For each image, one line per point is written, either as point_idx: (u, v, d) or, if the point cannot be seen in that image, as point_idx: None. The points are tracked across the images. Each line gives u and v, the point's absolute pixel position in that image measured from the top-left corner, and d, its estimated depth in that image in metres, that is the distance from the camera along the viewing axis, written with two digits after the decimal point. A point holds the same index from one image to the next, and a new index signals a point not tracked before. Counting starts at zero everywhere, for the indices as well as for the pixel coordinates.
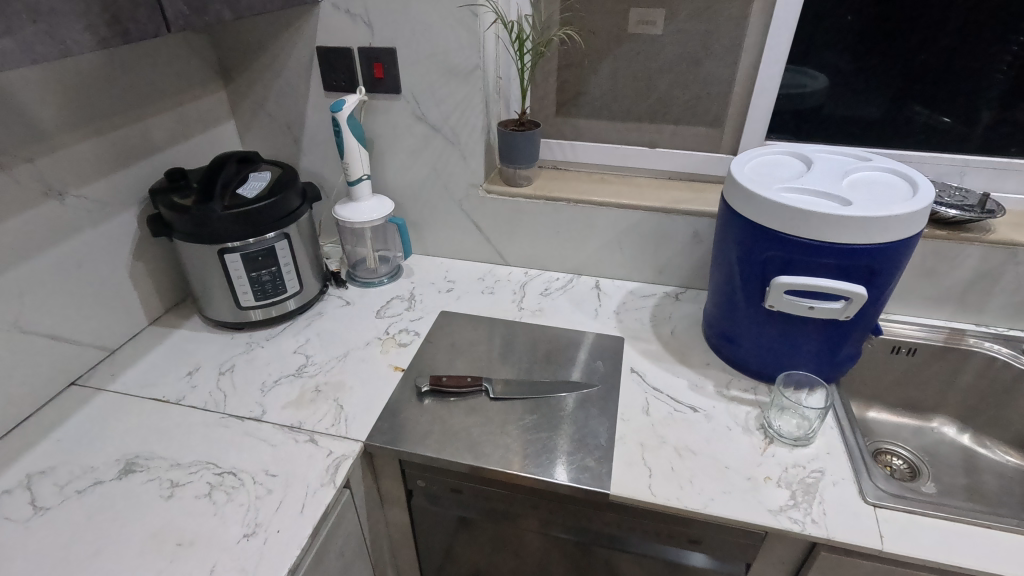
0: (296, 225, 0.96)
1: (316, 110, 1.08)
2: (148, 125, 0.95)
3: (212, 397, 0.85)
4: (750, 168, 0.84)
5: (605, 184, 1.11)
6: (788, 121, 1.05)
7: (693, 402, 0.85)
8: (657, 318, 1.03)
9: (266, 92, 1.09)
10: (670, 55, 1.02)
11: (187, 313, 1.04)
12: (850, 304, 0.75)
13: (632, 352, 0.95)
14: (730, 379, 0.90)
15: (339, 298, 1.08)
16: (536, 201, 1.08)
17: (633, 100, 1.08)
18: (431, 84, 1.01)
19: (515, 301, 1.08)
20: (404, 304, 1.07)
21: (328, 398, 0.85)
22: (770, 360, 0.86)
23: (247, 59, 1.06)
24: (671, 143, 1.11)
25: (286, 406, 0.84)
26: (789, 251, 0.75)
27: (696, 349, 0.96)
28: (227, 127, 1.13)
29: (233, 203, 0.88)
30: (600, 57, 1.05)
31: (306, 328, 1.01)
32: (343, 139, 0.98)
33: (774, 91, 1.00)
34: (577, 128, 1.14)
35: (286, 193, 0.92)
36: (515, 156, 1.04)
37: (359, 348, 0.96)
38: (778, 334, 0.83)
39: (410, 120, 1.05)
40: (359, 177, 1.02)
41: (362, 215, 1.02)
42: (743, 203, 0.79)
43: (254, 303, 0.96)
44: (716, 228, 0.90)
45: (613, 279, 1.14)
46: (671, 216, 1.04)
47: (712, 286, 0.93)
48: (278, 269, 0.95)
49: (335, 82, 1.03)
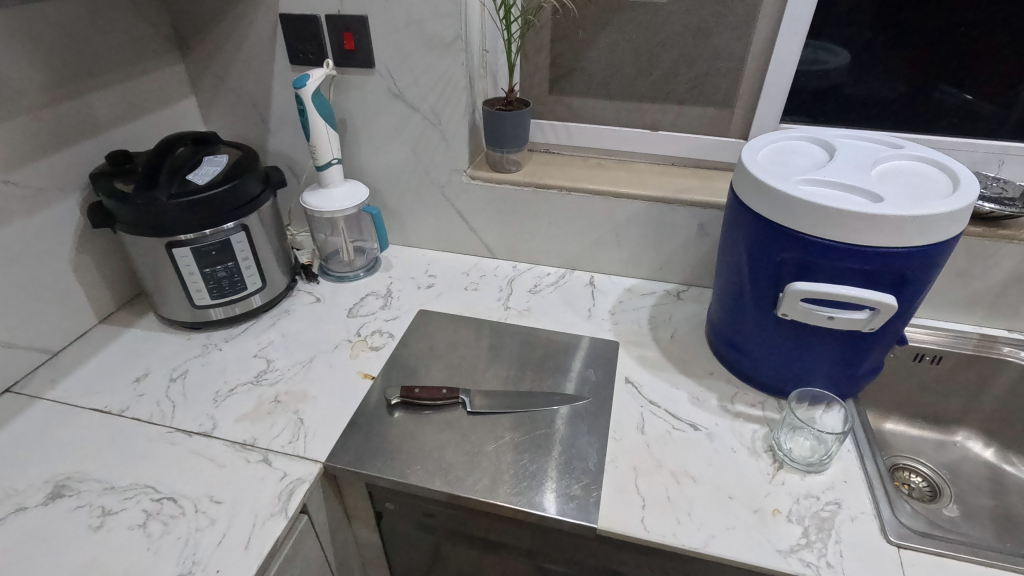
0: (256, 214, 0.87)
1: (282, 85, 0.97)
2: (90, 101, 0.85)
3: (160, 408, 0.77)
4: (765, 156, 0.74)
5: (602, 170, 1.01)
6: (807, 101, 0.94)
7: (694, 419, 0.76)
8: (657, 320, 0.94)
9: (226, 66, 0.98)
10: (677, 25, 0.91)
11: (142, 309, 0.95)
12: (877, 314, 0.65)
13: (627, 359, 0.86)
14: (736, 391, 0.81)
15: (310, 294, 0.99)
16: (525, 189, 0.99)
17: (633, 77, 0.97)
18: (408, 58, 0.90)
19: (501, 299, 0.99)
20: (379, 302, 0.98)
21: (288, 410, 0.77)
22: (781, 372, 0.77)
23: (205, 28, 0.95)
24: (676, 125, 1.00)
25: (240, 419, 0.75)
26: (809, 254, 0.66)
27: (698, 356, 0.87)
28: (186, 103, 1.02)
29: (182, 191, 0.78)
30: (597, 27, 0.94)
31: (271, 328, 0.92)
32: (309, 118, 0.88)
33: (793, 67, 0.89)
34: (572, 109, 1.03)
35: (242, 180, 0.82)
36: (501, 139, 0.94)
37: (326, 352, 0.87)
38: (791, 344, 0.74)
39: (386, 97, 0.95)
40: (328, 162, 0.92)
41: (332, 204, 0.92)
42: (757, 198, 0.70)
43: (211, 302, 0.87)
44: (725, 223, 0.80)
45: (610, 275, 1.05)
46: (674, 207, 0.94)
47: (719, 286, 0.84)
48: (236, 265, 0.86)
49: (301, 54, 0.93)
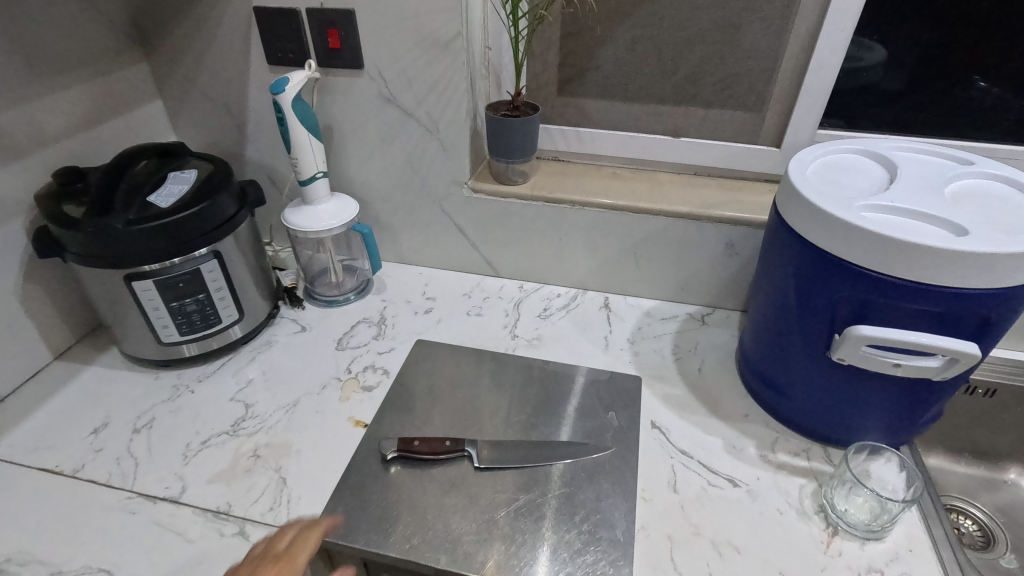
0: (231, 238, 0.76)
1: (259, 88, 0.86)
2: (34, 109, 0.74)
3: (120, 467, 0.67)
4: (816, 174, 0.64)
5: (619, 181, 0.91)
6: (848, 105, 0.84)
7: (732, 473, 0.67)
8: (681, 350, 0.85)
9: (195, 66, 0.87)
10: (705, 20, 0.80)
11: (103, 343, 0.84)
12: (954, 363, 0.56)
13: (651, 398, 0.77)
14: (776, 437, 0.72)
15: (294, 322, 0.89)
16: (533, 203, 0.88)
17: (654, 78, 0.87)
18: (401, 58, 0.79)
19: (507, 326, 0.89)
20: (372, 331, 0.87)
21: (268, 467, 0.67)
22: (829, 418, 0.68)
23: (169, 23, 0.84)
24: (700, 131, 0.90)
25: (213, 480, 0.66)
26: (874, 293, 0.57)
27: (730, 394, 0.78)
28: (150, 108, 0.91)
29: (142, 216, 0.68)
30: (615, 22, 0.84)
31: (250, 364, 0.82)
32: (288, 127, 0.77)
33: (837, 67, 0.78)
34: (584, 112, 0.93)
35: (213, 200, 0.72)
36: (507, 148, 0.84)
37: (312, 394, 0.77)
38: (843, 389, 0.65)
39: (376, 102, 0.84)
40: (313, 176, 0.82)
41: (317, 223, 0.82)
42: (810, 224, 0.60)
43: (180, 338, 0.77)
44: (765, 248, 0.70)
45: (626, 296, 0.95)
46: (700, 223, 0.84)
47: (755, 316, 0.74)
48: (208, 296, 0.75)
49: (279, 52, 0.81)
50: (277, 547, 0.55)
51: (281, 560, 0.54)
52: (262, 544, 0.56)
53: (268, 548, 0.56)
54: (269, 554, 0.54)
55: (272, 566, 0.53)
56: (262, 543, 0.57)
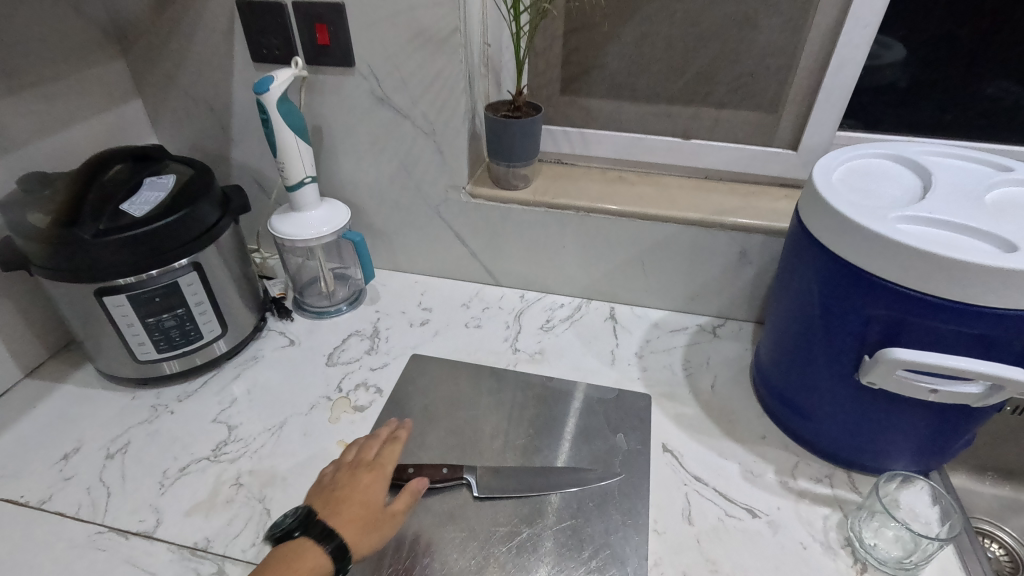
0: (212, 248, 0.71)
1: (243, 86, 0.81)
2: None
3: (90, 498, 0.62)
4: (842, 181, 0.59)
5: (626, 185, 0.86)
6: (870, 105, 0.79)
7: (750, 502, 0.63)
8: (692, 365, 0.80)
9: (175, 63, 0.82)
10: (718, 15, 0.76)
11: (78, 358, 0.79)
12: (997, 389, 0.51)
13: (662, 419, 0.72)
14: (796, 461, 0.67)
15: (282, 336, 0.84)
16: (536, 209, 0.83)
17: (663, 76, 0.82)
18: (395, 54, 0.74)
19: (508, 339, 0.84)
20: (364, 345, 0.83)
21: (251, 497, 0.62)
22: (855, 443, 0.63)
23: (147, 18, 0.79)
24: (712, 133, 0.85)
25: (190, 512, 0.61)
26: (909, 312, 0.52)
27: (746, 414, 0.73)
28: (129, 108, 0.86)
29: (114, 226, 0.63)
30: (622, 17, 0.79)
31: (234, 382, 0.76)
32: (274, 130, 0.72)
33: (859, 65, 0.73)
34: (589, 112, 0.88)
35: (192, 209, 0.67)
36: (508, 151, 0.79)
37: (300, 415, 0.72)
38: (872, 413, 0.60)
39: (368, 102, 0.79)
40: (300, 181, 0.77)
41: (305, 231, 0.77)
42: (839, 235, 0.55)
43: (158, 355, 0.72)
44: (785, 260, 0.66)
45: (633, 306, 0.90)
46: (713, 231, 0.79)
47: (773, 331, 0.70)
48: (187, 311, 0.70)
49: (265, 49, 0.76)
50: (366, 455, 0.61)
51: (372, 467, 0.60)
52: (352, 452, 0.62)
53: (359, 455, 0.62)
54: (360, 463, 0.60)
55: (365, 472, 0.59)
56: (352, 449, 0.63)
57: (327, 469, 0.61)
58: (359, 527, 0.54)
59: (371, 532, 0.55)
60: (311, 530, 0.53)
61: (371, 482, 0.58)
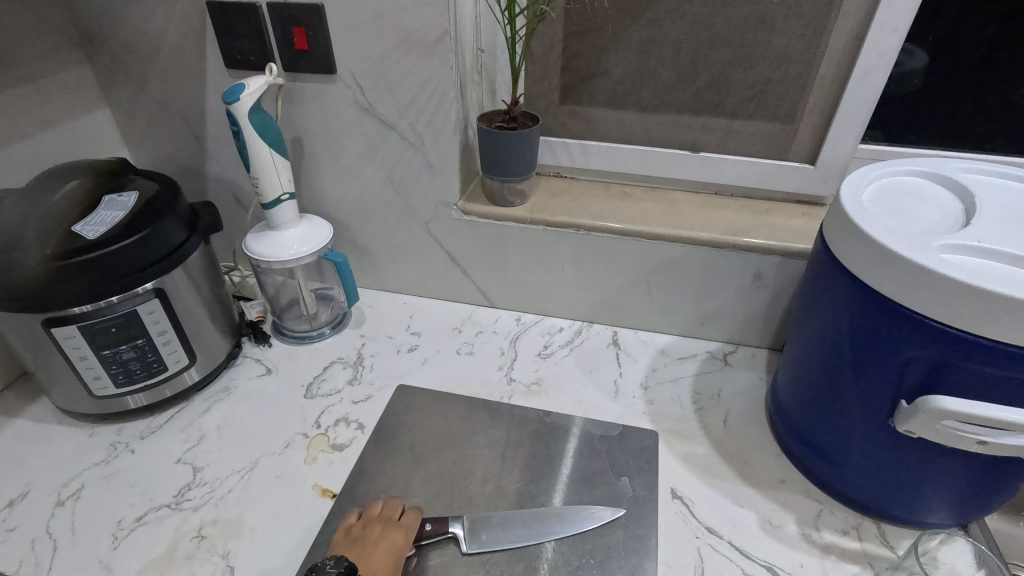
0: (178, 271, 0.65)
1: (217, 95, 0.75)
2: None
3: (34, 553, 0.55)
4: (873, 202, 0.53)
5: (630, 201, 0.80)
6: (893, 115, 0.73)
7: (771, 558, 0.56)
8: (703, 397, 0.74)
9: (144, 69, 0.76)
10: (731, 17, 0.70)
11: (35, 390, 0.73)
12: None
13: (670, 460, 0.65)
14: (820, 510, 0.61)
15: (259, 363, 0.78)
16: (533, 227, 0.77)
17: (670, 84, 0.76)
18: (379, 60, 0.68)
19: (503, 367, 0.78)
20: (347, 374, 0.76)
21: (214, 552, 0.56)
22: (887, 493, 0.57)
23: (112, 21, 0.73)
24: (722, 145, 0.79)
25: (145, 570, 0.54)
26: (954, 356, 0.46)
27: (762, 454, 0.67)
28: (97, 118, 0.80)
29: (63, 250, 0.57)
30: (625, 21, 0.73)
31: (203, 416, 0.70)
32: (246, 142, 0.65)
33: (885, 72, 0.67)
34: (590, 123, 0.82)
35: (152, 229, 0.60)
36: (502, 165, 0.72)
37: (273, 454, 0.66)
38: (908, 461, 0.54)
39: (352, 112, 0.73)
40: (277, 198, 0.70)
41: (282, 252, 0.71)
42: (872, 265, 0.49)
43: (118, 390, 0.66)
44: (808, 287, 0.59)
45: (638, 331, 0.84)
46: (725, 252, 0.73)
47: (793, 365, 0.64)
48: (149, 341, 0.64)
49: (239, 55, 0.70)
50: (392, 512, 0.57)
51: (401, 527, 0.56)
52: (378, 505, 0.58)
53: (385, 509, 0.58)
54: (390, 520, 0.56)
55: (392, 530, 0.55)
56: (378, 502, 0.59)
57: (351, 518, 0.57)
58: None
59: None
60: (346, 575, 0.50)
61: (398, 541, 0.54)
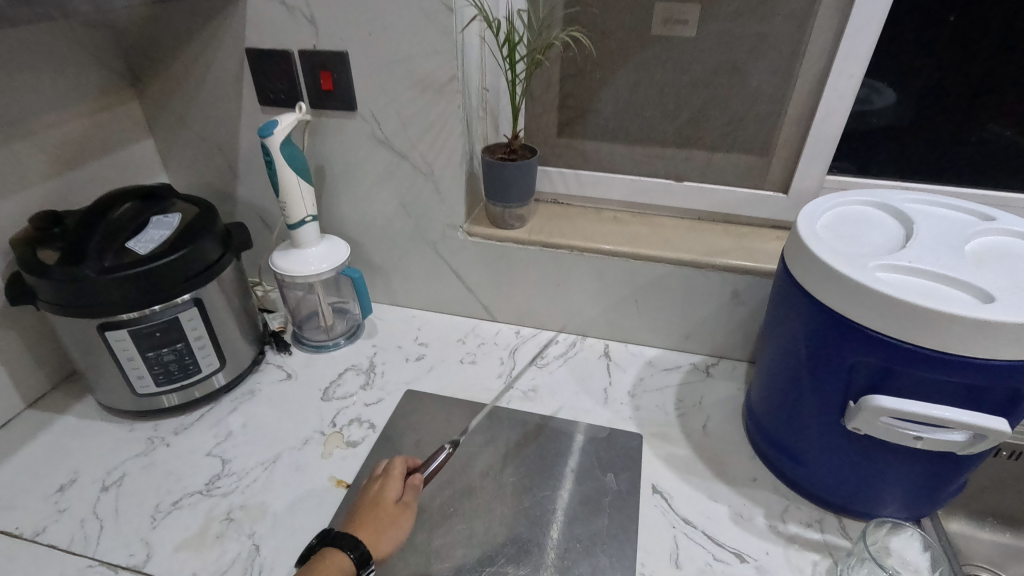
0: (213, 284, 0.73)
1: (250, 128, 0.84)
2: (19, 150, 0.72)
3: (83, 531, 0.63)
4: (825, 228, 0.61)
5: (620, 225, 0.88)
6: (858, 150, 0.81)
7: (739, 546, 0.63)
8: (685, 404, 0.80)
9: (186, 105, 0.85)
10: (707, 64, 0.78)
11: (80, 390, 0.81)
12: (981, 439, 0.52)
13: (653, 460, 0.72)
14: (787, 505, 0.67)
15: (280, 369, 0.85)
16: (531, 248, 0.85)
17: (656, 121, 0.84)
18: (396, 100, 0.77)
19: (502, 375, 0.85)
20: (360, 380, 0.84)
21: (241, 532, 0.63)
22: (846, 489, 0.63)
23: (161, 63, 0.82)
24: (704, 175, 0.87)
25: (181, 547, 0.61)
26: (892, 361, 0.53)
27: (737, 455, 0.73)
28: (142, 147, 0.89)
29: (118, 264, 0.65)
30: (615, 65, 0.82)
31: (230, 415, 0.78)
32: (277, 171, 0.74)
33: (846, 112, 0.75)
34: (584, 154, 0.90)
35: (194, 247, 0.69)
36: (503, 192, 0.81)
37: (293, 449, 0.73)
38: (862, 458, 0.60)
39: (370, 143, 0.82)
40: (301, 220, 0.79)
41: (305, 268, 0.79)
42: (821, 283, 0.56)
43: (157, 389, 0.73)
44: (773, 303, 0.67)
45: (627, 344, 0.91)
46: (705, 271, 0.80)
47: (763, 374, 0.70)
48: (186, 346, 0.72)
49: (271, 93, 0.80)
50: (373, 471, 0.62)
51: (380, 477, 0.60)
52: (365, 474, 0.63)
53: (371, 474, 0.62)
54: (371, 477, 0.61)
55: (373, 484, 0.60)
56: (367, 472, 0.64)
57: None
58: (387, 517, 0.56)
59: (408, 515, 0.57)
60: (330, 540, 0.54)
61: (378, 489, 0.59)
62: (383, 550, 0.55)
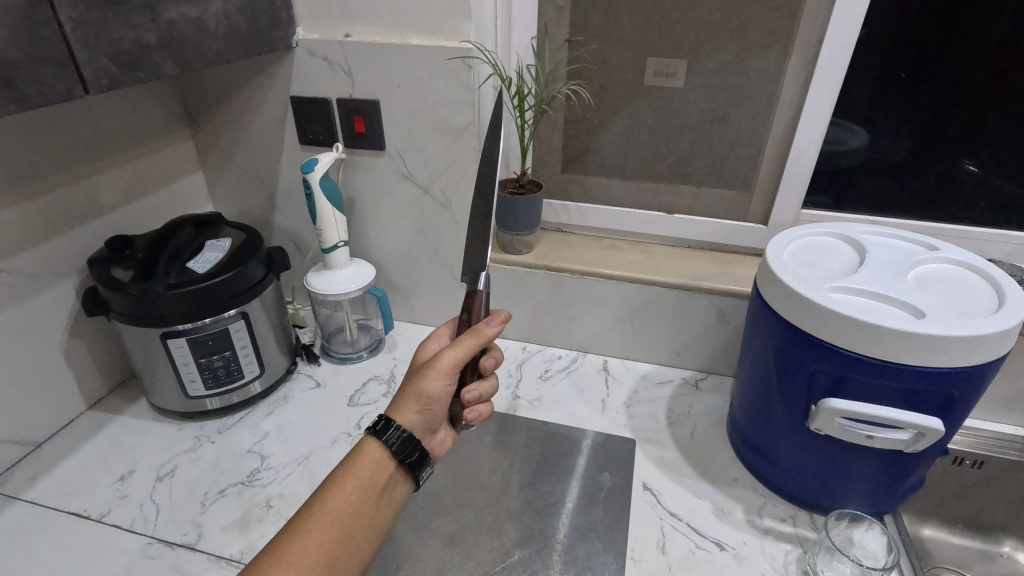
0: (258, 301, 0.83)
1: (290, 165, 0.96)
2: (95, 183, 0.84)
3: (143, 513, 0.72)
4: (790, 255, 0.70)
5: (617, 252, 0.98)
6: (830, 187, 0.90)
7: (719, 536, 0.70)
8: (675, 414, 0.89)
9: (235, 144, 0.97)
10: (693, 111, 0.89)
11: (133, 394, 0.91)
12: (922, 436, 0.60)
13: (644, 461, 0.80)
14: (763, 503, 0.75)
15: (310, 378, 0.95)
16: (537, 271, 0.95)
17: (648, 160, 0.95)
18: (419, 141, 0.88)
19: (510, 386, 0.94)
20: (382, 388, 0.93)
21: (280, 516, 0.72)
22: (815, 487, 0.71)
23: (215, 108, 0.94)
24: (692, 209, 0.97)
25: (228, 528, 0.70)
26: (847, 371, 0.61)
27: (720, 458, 0.81)
28: (193, 179, 1.01)
29: (181, 280, 0.75)
30: (612, 112, 0.93)
31: (267, 418, 0.87)
32: (315, 203, 0.85)
33: (815, 154, 0.86)
34: (585, 189, 1.01)
35: (245, 266, 0.79)
36: (512, 221, 0.91)
37: (324, 447, 0.82)
38: (827, 459, 0.68)
39: (395, 178, 0.93)
40: (334, 245, 0.89)
41: (335, 287, 0.89)
42: (784, 303, 0.65)
43: (205, 392, 0.83)
44: (748, 322, 0.76)
45: (624, 360, 1.00)
46: (692, 294, 0.89)
47: (742, 385, 0.79)
48: (233, 353, 0.82)
49: (310, 134, 0.91)
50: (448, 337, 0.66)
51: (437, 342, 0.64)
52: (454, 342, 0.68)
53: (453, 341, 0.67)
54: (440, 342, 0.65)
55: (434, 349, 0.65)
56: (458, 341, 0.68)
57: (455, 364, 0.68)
58: (427, 370, 0.60)
59: (440, 370, 0.59)
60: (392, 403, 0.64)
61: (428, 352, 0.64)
62: (423, 400, 0.61)
